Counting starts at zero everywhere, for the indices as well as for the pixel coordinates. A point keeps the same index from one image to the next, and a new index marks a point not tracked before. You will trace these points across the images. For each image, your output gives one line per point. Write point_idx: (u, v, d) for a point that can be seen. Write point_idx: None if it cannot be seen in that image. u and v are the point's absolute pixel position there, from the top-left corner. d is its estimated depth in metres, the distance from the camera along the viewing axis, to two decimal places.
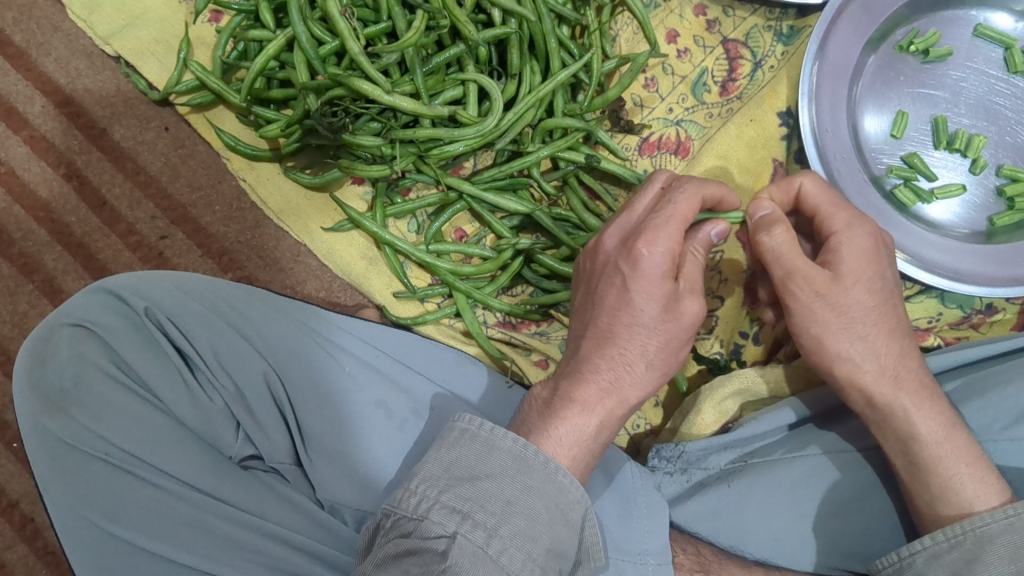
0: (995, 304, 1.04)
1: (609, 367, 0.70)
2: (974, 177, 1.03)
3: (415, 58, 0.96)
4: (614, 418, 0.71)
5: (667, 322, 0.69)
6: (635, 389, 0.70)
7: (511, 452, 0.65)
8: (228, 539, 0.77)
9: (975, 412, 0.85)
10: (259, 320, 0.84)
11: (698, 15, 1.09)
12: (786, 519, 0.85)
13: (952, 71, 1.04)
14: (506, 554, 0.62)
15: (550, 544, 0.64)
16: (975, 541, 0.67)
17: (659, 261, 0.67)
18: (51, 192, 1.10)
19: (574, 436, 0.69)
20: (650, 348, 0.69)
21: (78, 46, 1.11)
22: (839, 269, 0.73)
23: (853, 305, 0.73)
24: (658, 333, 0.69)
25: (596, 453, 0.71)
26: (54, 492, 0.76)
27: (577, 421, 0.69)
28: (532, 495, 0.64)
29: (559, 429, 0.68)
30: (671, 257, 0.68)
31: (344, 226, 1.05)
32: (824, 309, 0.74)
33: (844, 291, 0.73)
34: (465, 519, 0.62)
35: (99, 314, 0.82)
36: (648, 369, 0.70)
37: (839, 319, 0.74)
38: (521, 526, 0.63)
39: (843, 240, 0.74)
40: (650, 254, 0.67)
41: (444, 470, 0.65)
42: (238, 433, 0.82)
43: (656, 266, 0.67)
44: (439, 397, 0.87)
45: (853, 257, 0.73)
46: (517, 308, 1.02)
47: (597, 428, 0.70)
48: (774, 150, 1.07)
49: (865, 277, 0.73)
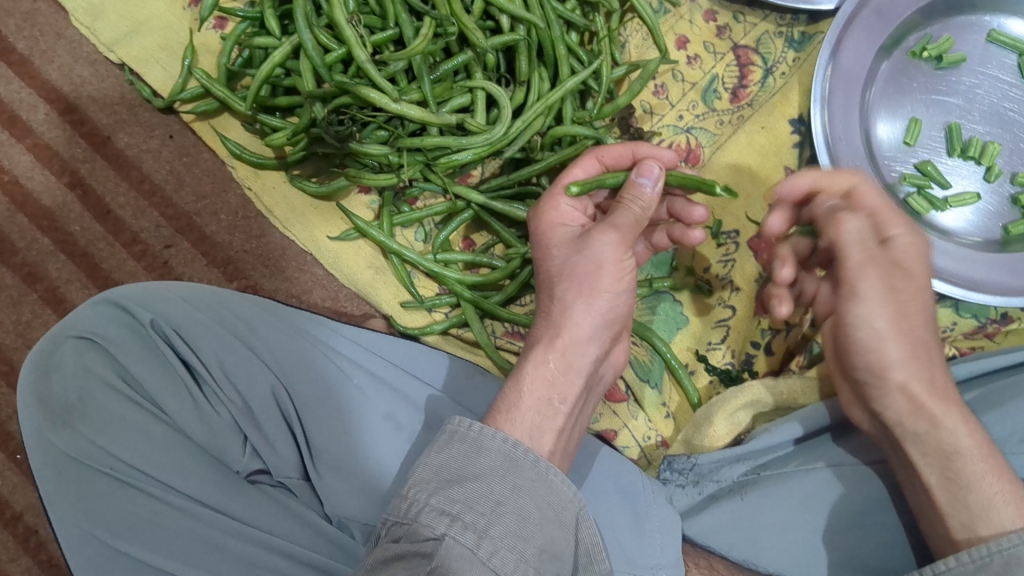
0: (1009, 313, 1.04)
1: (544, 327, 0.73)
2: (988, 185, 1.02)
3: (422, 65, 0.95)
4: (564, 378, 0.72)
5: (578, 263, 0.71)
6: (569, 346, 0.72)
7: (501, 452, 0.64)
8: (231, 553, 0.76)
9: (994, 424, 0.83)
10: (266, 331, 0.83)
11: (708, 21, 1.08)
12: (797, 536, 0.84)
13: (965, 78, 1.03)
14: (497, 555, 0.60)
15: (543, 544, 0.62)
16: (1003, 564, 0.64)
17: (549, 216, 0.75)
18: (54, 201, 1.09)
19: (508, 401, 0.70)
20: (567, 295, 0.72)
21: (82, 54, 1.10)
22: (907, 265, 0.73)
23: (919, 305, 0.74)
24: (568, 277, 0.72)
25: (547, 419, 0.70)
26: (58, 507, 0.75)
27: (519, 386, 0.71)
28: (523, 495, 0.63)
29: (500, 398, 0.70)
30: (565, 211, 0.75)
31: (351, 235, 1.04)
32: (894, 301, 0.73)
33: (916, 290, 0.73)
34: (455, 520, 0.60)
35: (105, 326, 0.81)
36: (574, 319, 0.71)
37: (907, 317, 0.74)
38: (511, 526, 0.61)
39: (907, 240, 0.74)
40: (546, 213, 0.75)
41: (433, 474, 0.64)
42: (244, 447, 0.80)
43: (547, 219, 0.75)
44: (433, 402, 0.85)
45: (922, 258, 0.74)
46: (525, 318, 1.01)
47: (539, 389, 0.71)
48: (786, 158, 1.06)
49: (924, 274, 0.74)
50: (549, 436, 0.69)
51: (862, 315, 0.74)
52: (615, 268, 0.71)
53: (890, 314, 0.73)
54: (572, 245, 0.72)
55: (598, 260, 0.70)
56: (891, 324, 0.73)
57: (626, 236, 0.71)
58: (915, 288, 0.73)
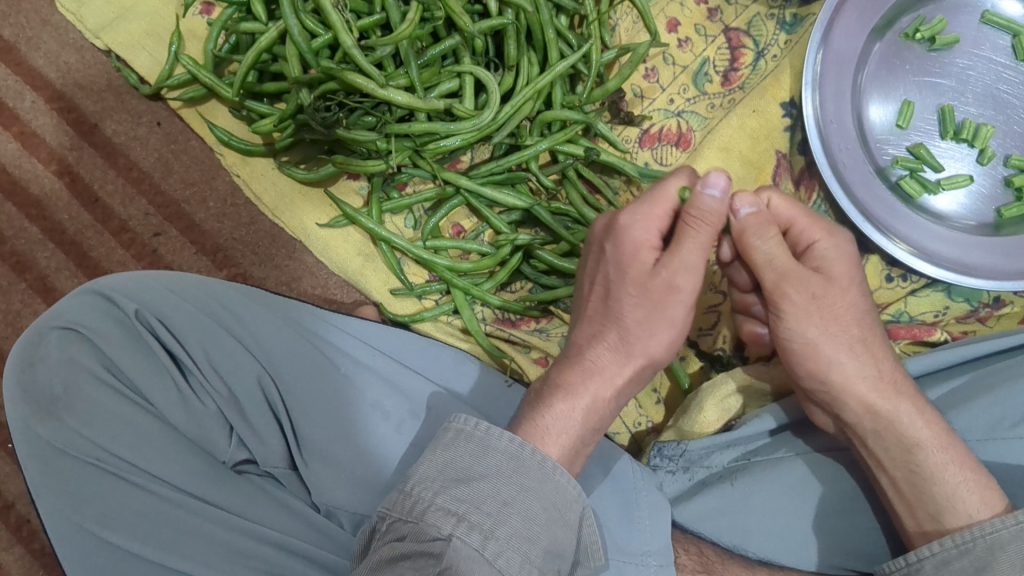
0: (1003, 297, 1.03)
1: (606, 358, 0.71)
2: (981, 167, 1.01)
3: (410, 50, 0.94)
4: (606, 411, 0.73)
5: (636, 302, 0.70)
6: (625, 384, 0.72)
7: (507, 451, 0.64)
8: (221, 543, 0.76)
9: (982, 410, 0.83)
10: (251, 320, 0.83)
11: (699, 4, 1.07)
12: (786, 519, 0.84)
13: (959, 59, 1.01)
14: (503, 556, 0.61)
15: (547, 544, 0.63)
16: (986, 548, 0.67)
17: (635, 243, 0.70)
18: (42, 188, 1.08)
19: (561, 425, 0.69)
20: (631, 327, 0.71)
21: (68, 40, 1.09)
22: (831, 273, 0.74)
23: (845, 311, 0.74)
24: (641, 315, 0.70)
25: (585, 445, 0.72)
26: (45, 496, 0.75)
27: (562, 412, 0.70)
28: (529, 495, 0.63)
29: (543, 422, 0.69)
30: (649, 236, 0.71)
31: (339, 222, 1.03)
32: (820, 312, 0.73)
33: (839, 293, 0.74)
34: (462, 520, 0.61)
35: (89, 318, 0.80)
36: (630, 356, 0.71)
37: (836, 321, 0.74)
38: (517, 527, 0.62)
39: (827, 246, 0.74)
40: (628, 238, 0.70)
41: (439, 471, 0.64)
42: (231, 437, 0.79)
43: (633, 241, 0.70)
44: (434, 398, 0.84)
45: (844, 261, 0.74)
46: (516, 305, 1.01)
47: (582, 413, 0.71)
48: (777, 141, 1.05)
49: (855, 278, 0.75)
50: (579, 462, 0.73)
51: (791, 327, 0.75)
52: (682, 305, 0.70)
53: (819, 322, 0.74)
54: (643, 280, 0.69)
55: (665, 298, 0.69)
56: (822, 332, 0.74)
57: (693, 276, 0.69)
58: (839, 290, 0.74)
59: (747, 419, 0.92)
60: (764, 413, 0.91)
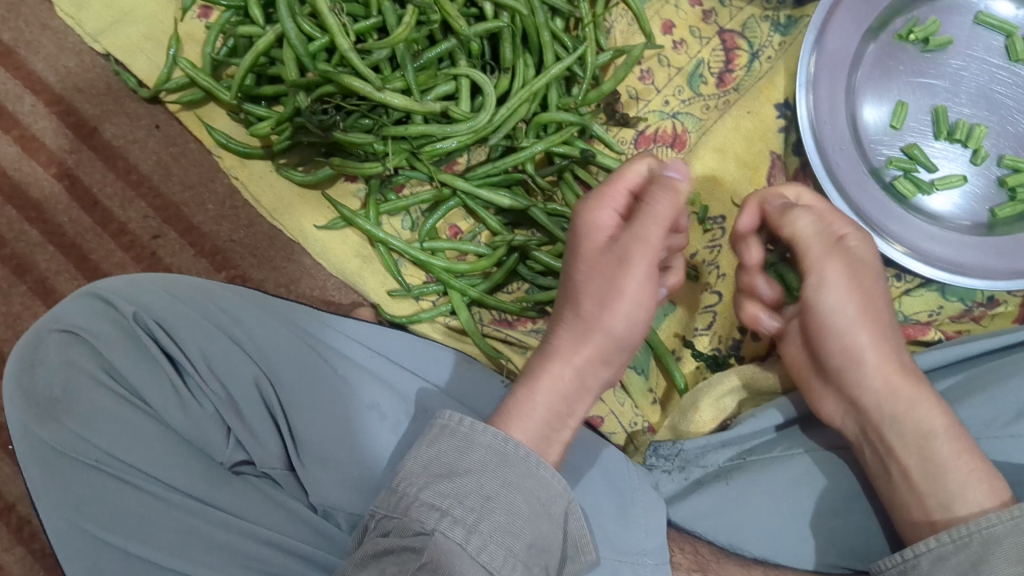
0: (997, 296, 1.03)
1: (566, 340, 0.74)
2: (975, 167, 1.01)
3: (406, 53, 0.94)
4: (576, 394, 0.74)
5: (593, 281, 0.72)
6: (585, 364, 0.73)
7: (490, 446, 0.65)
8: (219, 544, 0.76)
9: (975, 408, 0.84)
10: (249, 322, 0.84)
11: (694, 6, 1.08)
12: (783, 517, 0.85)
13: (953, 60, 1.02)
14: (486, 550, 0.61)
15: (533, 539, 0.63)
16: (982, 543, 0.67)
17: (595, 226, 0.72)
18: (42, 192, 1.09)
19: (528, 414, 0.71)
20: (590, 307, 0.72)
21: (67, 44, 1.10)
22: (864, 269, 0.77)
23: (882, 305, 0.76)
24: (595, 292, 0.72)
25: (556, 430, 0.73)
26: (45, 496, 0.76)
27: (527, 394, 0.72)
28: (511, 490, 0.64)
29: (512, 407, 0.72)
30: (606, 218, 0.72)
31: (337, 224, 1.04)
32: (871, 314, 0.75)
33: (873, 285, 0.76)
34: (445, 515, 0.62)
35: (88, 320, 0.81)
36: (588, 336, 0.72)
37: (881, 320, 0.76)
38: (500, 521, 0.62)
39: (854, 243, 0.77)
40: (584, 218, 0.73)
41: (423, 468, 0.65)
42: (228, 438, 0.80)
43: (592, 224, 0.72)
44: (423, 394, 0.86)
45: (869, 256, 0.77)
46: (513, 305, 1.01)
47: (551, 396, 0.73)
48: (772, 142, 1.06)
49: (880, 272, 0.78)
50: (554, 449, 0.73)
51: (843, 334, 0.76)
52: (637, 290, 0.71)
53: (870, 325, 0.75)
54: (600, 258, 0.71)
55: (619, 276, 0.70)
56: (873, 337, 0.75)
57: (654, 253, 0.70)
58: (874, 285, 0.76)
59: (744, 418, 0.93)
60: (757, 412, 0.93)
